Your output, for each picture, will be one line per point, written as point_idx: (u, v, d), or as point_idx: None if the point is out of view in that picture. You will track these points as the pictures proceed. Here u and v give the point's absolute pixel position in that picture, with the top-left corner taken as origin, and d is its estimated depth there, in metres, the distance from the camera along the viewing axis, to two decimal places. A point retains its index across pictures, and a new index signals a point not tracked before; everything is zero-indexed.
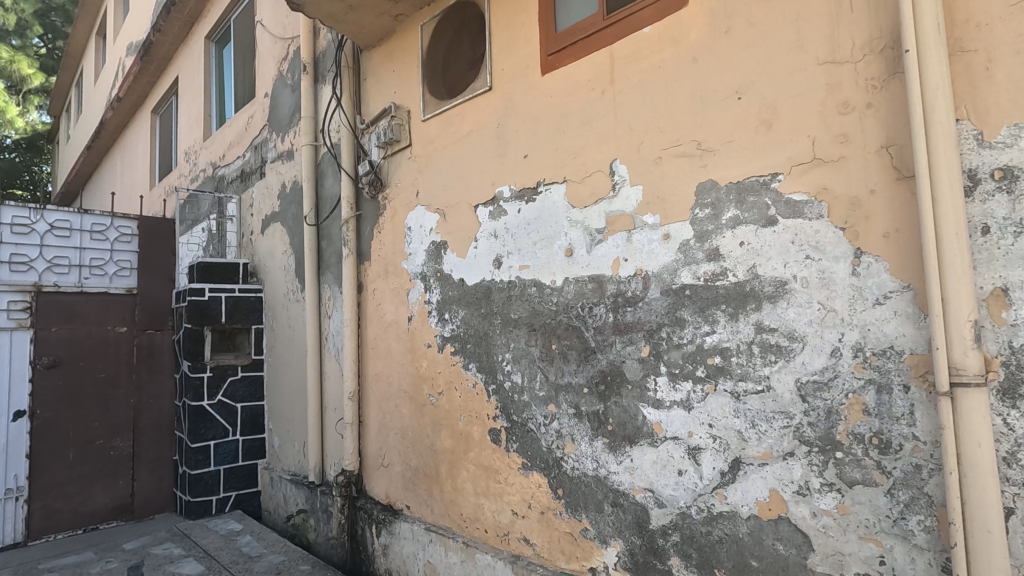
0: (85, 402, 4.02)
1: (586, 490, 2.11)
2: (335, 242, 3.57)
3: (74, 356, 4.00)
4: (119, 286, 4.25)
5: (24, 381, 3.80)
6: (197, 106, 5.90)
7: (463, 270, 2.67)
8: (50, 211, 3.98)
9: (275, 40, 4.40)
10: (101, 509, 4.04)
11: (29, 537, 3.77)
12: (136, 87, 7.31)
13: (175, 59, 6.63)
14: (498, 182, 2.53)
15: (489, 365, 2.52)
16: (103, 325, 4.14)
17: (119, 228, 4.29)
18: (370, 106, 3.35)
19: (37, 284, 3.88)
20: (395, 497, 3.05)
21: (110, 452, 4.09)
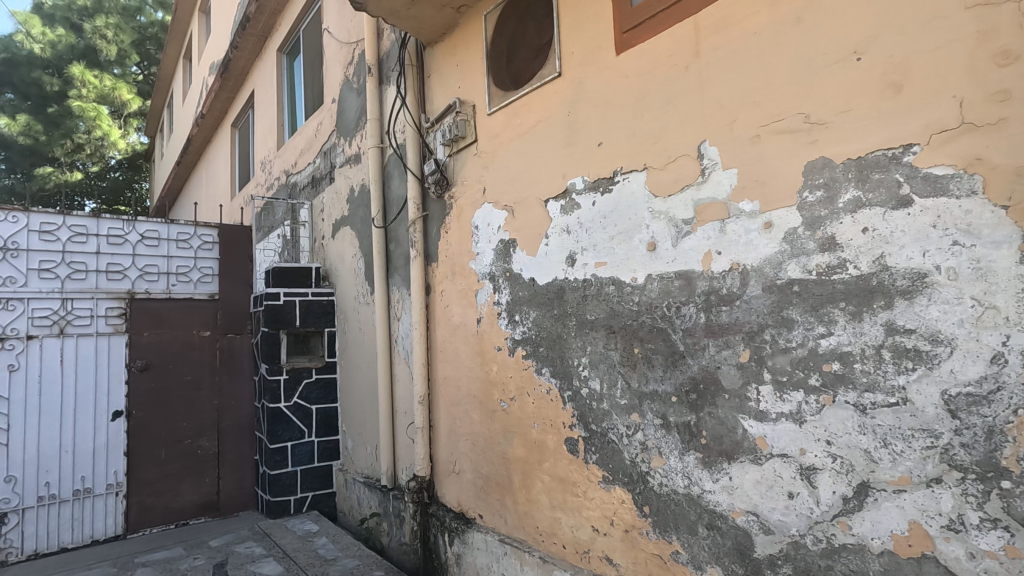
0: (174, 403, 4.22)
1: (678, 509, 1.90)
2: (402, 244, 3.53)
3: (163, 359, 4.21)
4: (203, 291, 4.43)
5: (121, 383, 4.04)
6: (271, 117, 6.09)
7: (534, 269, 2.53)
8: (141, 222, 4.20)
9: (341, 46, 4.44)
10: (190, 506, 4.22)
11: (127, 530, 3.99)
12: (218, 103, 7.69)
13: (250, 74, 6.90)
14: (570, 173, 2.35)
15: (564, 371, 2.35)
16: (189, 329, 4.33)
17: (202, 236, 4.47)
18: (434, 105, 3.27)
19: (130, 291, 4.11)
20: (467, 506, 2.95)
21: (197, 452, 4.28)
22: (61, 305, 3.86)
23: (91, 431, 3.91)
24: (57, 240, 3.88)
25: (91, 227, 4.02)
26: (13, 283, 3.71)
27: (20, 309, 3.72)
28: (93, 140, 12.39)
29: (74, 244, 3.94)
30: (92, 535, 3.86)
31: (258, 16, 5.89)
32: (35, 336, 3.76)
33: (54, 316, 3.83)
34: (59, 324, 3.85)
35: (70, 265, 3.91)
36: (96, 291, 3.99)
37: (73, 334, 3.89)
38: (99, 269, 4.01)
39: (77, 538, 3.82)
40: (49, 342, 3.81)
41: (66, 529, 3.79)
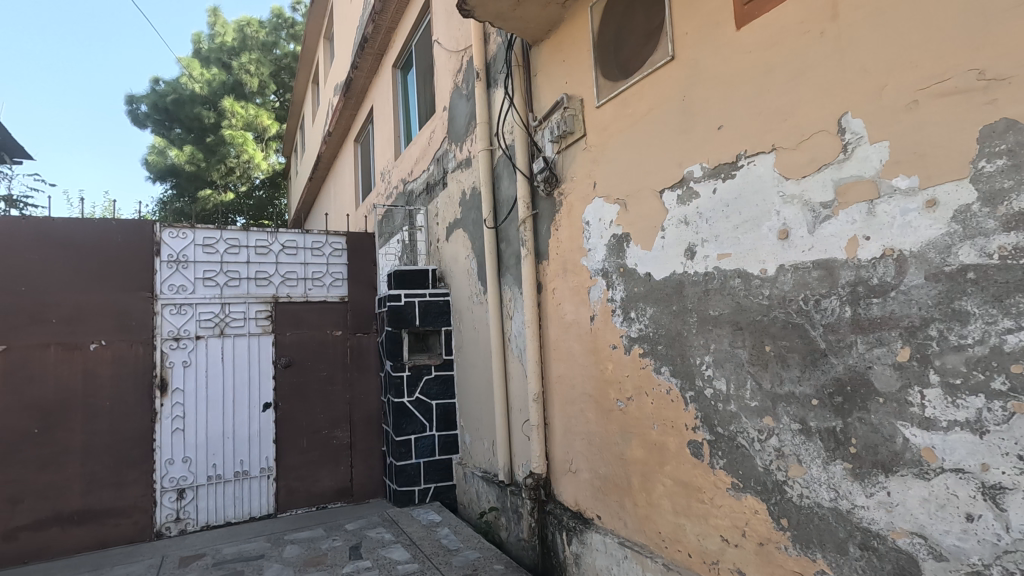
0: (313, 397, 4.65)
1: (823, 525, 1.71)
2: (513, 243, 3.57)
3: (303, 356, 4.64)
4: (335, 294, 4.83)
5: (269, 378, 4.52)
6: (389, 129, 6.48)
7: (650, 264, 2.42)
8: (282, 233, 4.68)
9: (450, 55, 4.60)
10: (328, 491, 4.62)
11: (277, 509, 4.46)
12: (342, 120, 8.34)
13: (369, 91, 7.40)
14: (687, 160, 2.22)
15: (685, 370, 2.23)
16: (323, 329, 4.74)
17: (333, 244, 4.87)
18: (542, 103, 3.26)
19: (275, 295, 4.59)
20: (585, 505, 2.91)
21: (333, 441, 4.67)
22: (221, 309, 4.41)
23: (247, 420, 4.41)
24: (216, 252, 4.43)
25: (242, 240, 4.54)
26: (184, 290, 4.30)
27: (190, 313, 4.30)
28: (242, 163, 14.07)
29: (230, 255, 4.47)
30: (250, 511, 4.37)
31: (375, 36, 6.29)
32: (202, 336, 4.33)
33: (215, 319, 4.39)
34: (220, 326, 4.40)
35: (227, 273, 4.45)
36: (248, 296, 4.50)
37: (231, 335, 4.42)
38: (249, 276, 4.53)
39: (239, 514, 4.34)
40: (213, 341, 4.36)
41: (230, 506, 4.32)
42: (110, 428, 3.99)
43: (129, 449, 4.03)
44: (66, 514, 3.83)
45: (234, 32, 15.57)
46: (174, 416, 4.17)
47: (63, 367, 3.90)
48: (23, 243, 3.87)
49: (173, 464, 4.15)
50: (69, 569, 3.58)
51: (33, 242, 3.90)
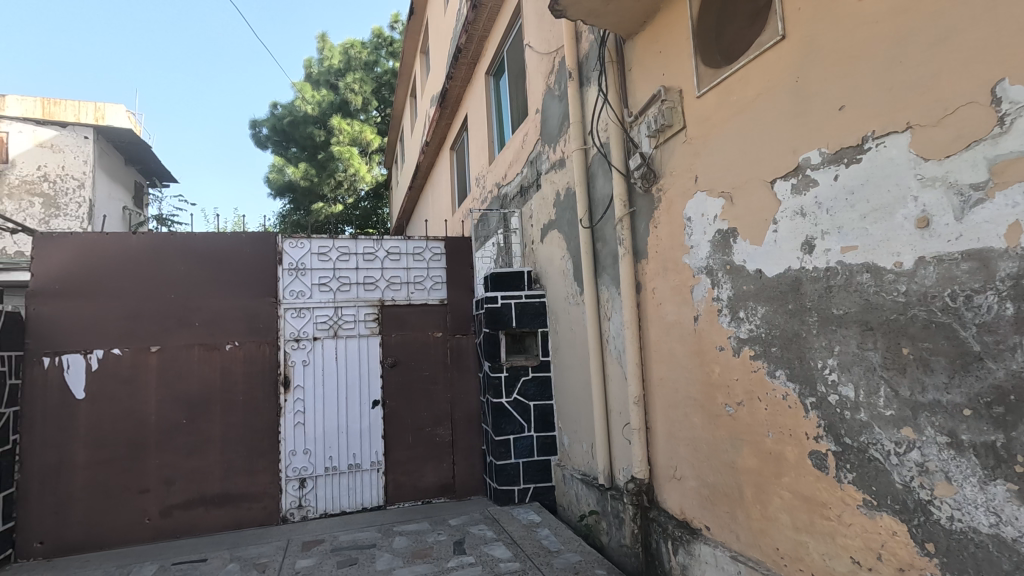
0: (417, 395, 4.86)
1: (981, 554, 1.49)
2: (610, 242, 3.50)
3: (407, 357, 4.87)
4: (435, 297, 5.02)
5: (377, 376, 4.78)
6: (483, 135, 6.63)
7: (761, 260, 2.26)
8: (386, 240, 4.95)
9: (542, 57, 4.61)
10: (432, 486, 4.80)
11: (386, 501, 4.71)
12: (438, 130, 8.66)
13: (463, 99, 7.62)
14: (802, 146, 2.05)
15: (804, 374, 2.05)
16: (425, 331, 4.94)
17: (432, 248, 5.07)
18: (637, 98, 3.17)
19: (381, 299, 4.86)
20: (692, 514, 2.77)
21: (436, 438, 4.85)
22: (334, 312, 4.74)
23: (358, 416, 4.70)
24: (329, 259, 4.78)
25: (352, 247, 4.86)
26: (303, 295, 4.67)
27: (308, 316, 4.67)
28: (349, 176, 15.05)
29: (341, 262, 4.80)
30: (362, 502, 4.65)
31: (468, 46, 6.47)
32: (318, 337, 4.68)
33: (329, 321, 4.72)
34: (334, 328, 4.73)
35: (339, 279, 4.78)
36: (357, 300, 4.80)
37: (343, 336, 4.74)
38: (358, 281, 4.83)
39: (352, 504, 4.63)
40: (327, 342, 4.70)
41: (345, 496, 4.62)
42: (243, 420, 4.43)
43: (259, 440, 4.45)
44: (209, 496, 4.30)
45: (339, 55, 16.71)
46: (296, 411, 4.55)
47: (205, 365, 4.39)
48: (172, 255, 4.41)
49: (296, 454, 4.52)
50: (212, 545, 4.02)
51: (180, 254, 4.43)
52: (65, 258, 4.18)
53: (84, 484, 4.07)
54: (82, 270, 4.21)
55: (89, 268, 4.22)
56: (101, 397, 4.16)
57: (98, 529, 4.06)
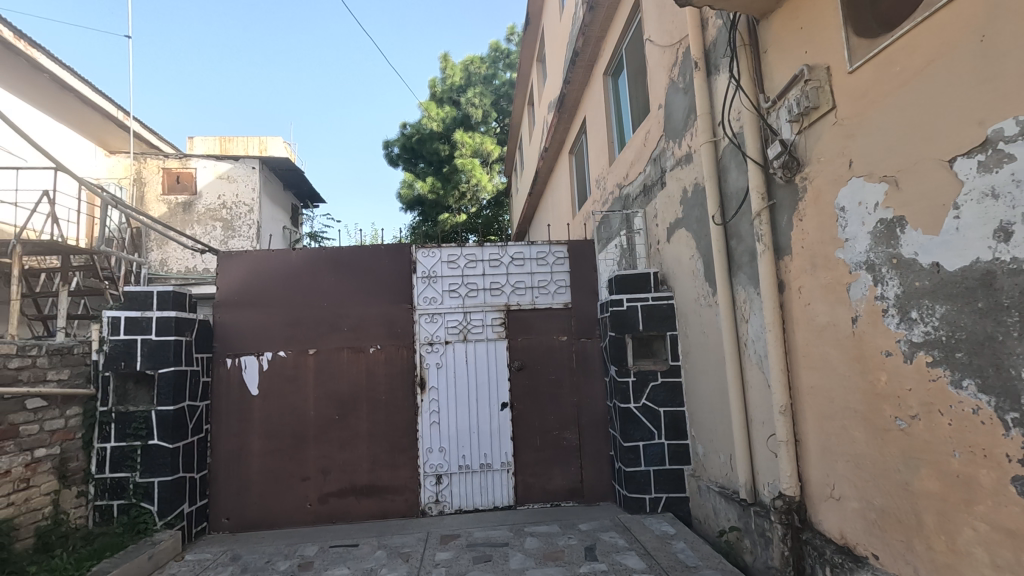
0: (543, 399, 4.91)
1: None
2: (746, 239, 3.26)
3: (533, 360, 4.95)
4: (559, 301, 5.04)
5: (505, 379, 4.91)
6: (602, 136, 6.54)
7: (938, 251, 1.96)
8: (510, 246, 5.07)
9: (664, 50, 4.43)
10: (561, 489, 4.82)
11: (517, 502, 4.80)
12: (556, 135, 8.73)
13: (581, 102, 7.59)
14: (991, 117, 1.75)
15: (1002, 385, 1.74)
16: (550, 335, 4.98)
17: (555, 253, 5.10)
18: (774, 81, 2.92)
19: (507, 304, 4.99)
20: (855, 540, 2.47)
21: (563, 442, 4.87)
22: (464, 317, 4.95)
23: (488, 417, 4.86)
24: (458, 266, 5.01)
25: (479, 254, 5.05)
26: (435, 301, 4.95)
27: (440, 321, 4.94)
28: (471, 187, 15.70)
29: (469, 268, 5.01)
30: (494, 501, 4.79)
31: (585, 48, 6.44)
32: (450, 341, 4.92)
33: (460, 326, 4.95)
34: (464, 332, 4.94)
35: (468, 285, 4.99)
36: (485, 305, 4.98)
37: (472, 340, 4.94)
38: (485, 287, 5.00)
39: (484, 502, 4.79)
40: (458, 345, 4.92)
41: (477, 494, 4.80)
42: (386, 418, 4.79)
43: (400, 437, 4.78)
44: (358, 486, 4.71)
45: (460, 71, 17.44)
46: (431, 411, 4.82)
47: (352, 367, 4.82)
48: (324, 267, 4.91)
49: (432, 452, 4.79)
50: (362, 532, 4.39)
51: (330, 266, 4.92)
52: (241, 273, 4.84)
53: (259, 469, 4.66)
54: (254, 283, 4.85)
55: (259, 281, 4.85)
56: (270, 394, 4.74)
57: (270, 510, 4.62)
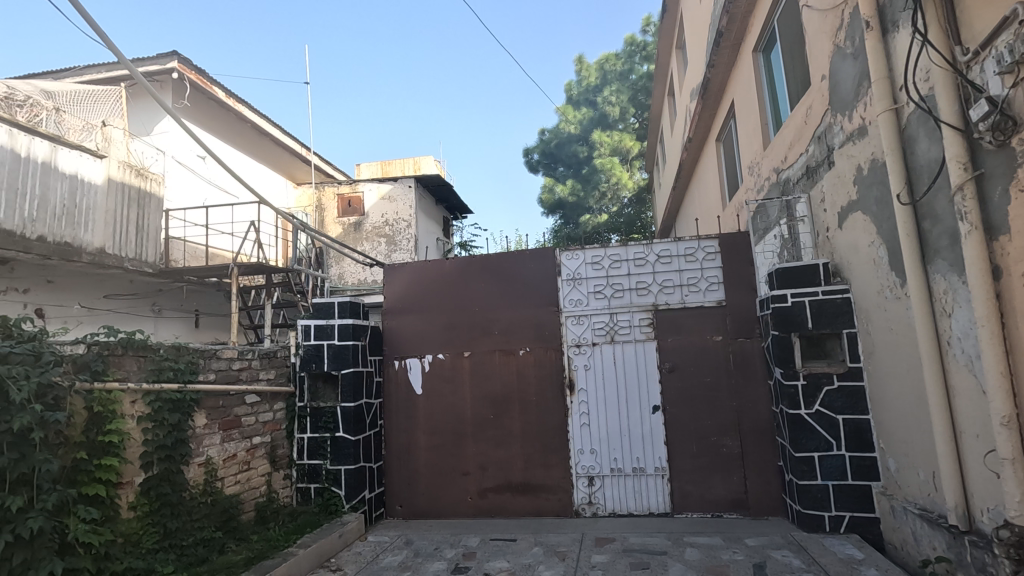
0: (699, 402, 4.66)
1: None
2: (945, 219, 2.77)
3: (686, 362, 4.73)
4: (712, 299, 4.74)
5: (656, 381, 4.76)
6: (754, 118, 6.00)
7: None
8: (656, 244, 4.89)
9: (827, 15, 3.94)
10: (722, 500, 4.53)
11: (674, 510, 4.60)
12: (702, 123, 8.22)
13: (728, 84, 7.05)
14: None
15: None
16: (703, 335, 4.72)
17: (706, 248, 4.80)
18: (975, 28, 2.46)
19: (655, 303, 4.83)
20: None
21: (723, 449, 4.57)
22: (610, 318, 4.90)
23: (640, 420, 4.74)
24: (603, 267, 4.97)
25: (623, 254, 4.95)
26: (581, 303, 4.96)
27: (586, 323, 4.94)
28: (612, 186, 15.35)
29: (613, 269, 4.94)
30: (649, 507, 4.64)
31: (731, 27, 5.99)
32: (597, 343, 4.90)
33: (606, 327, 4.90)
34: (610, 333, 4.89)
35: (613, 286, 4.93)
36: (631, 305, 4.87)
37: (620, 341, 4.86)
38: (631, 287, 4.89)
39: (639, 507, 4.67)
40: (605, 347, 4.88)
41: (631, 499, 4.69)
42: (537, 418, 4.91)
43: (551, 437, 4.87)
44: (514, 483, 4.89)
45: (596, 71, 17.36)
46: (581, 412, 4.84)
47: (504, 368, 5.02)
48: (474, 274, 5.19)
49: (583, 453, 4.80)
50: (520, 528, 4.56)
51: (480, 273, 5.18)
52: (404, 283, 5.32)
53: (424, 463, 5.07)
54: (415, 292, 5.30)
55: (418, 289, 5.28)
56: (432, 394, 5.13)
57: (436, 501, 5.00)
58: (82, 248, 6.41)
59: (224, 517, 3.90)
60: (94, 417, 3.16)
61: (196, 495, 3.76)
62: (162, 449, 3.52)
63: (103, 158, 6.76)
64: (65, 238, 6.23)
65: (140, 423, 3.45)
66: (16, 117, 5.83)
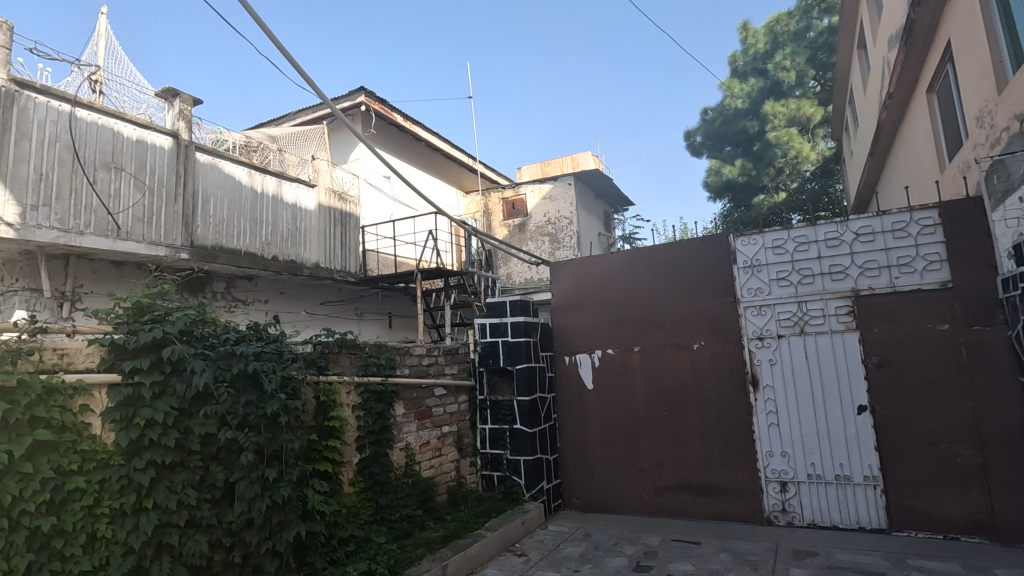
0: (919, 403, 3.97)
1: None
2: None
3: (900, 355, 4.06)
4: (933, 280, 4.00)
5: (861, 378, 4.16)
6: (982, 57, 4.91)
7: None
8: (854, 220, 4.27)
9: None
10: (958, 519, 3.80)
11: (891, 527, 3.98)
12: (906, 75, 6.97)
13: (942, 22, 5.86)
14: None
15: None
16: (922, 324, 4.02)
17: (921, 220, 4.06)
18: None
19: (855, 289, 4.22)
20: None
21: (955, 460, 3.84)
22: (798, 307, 4.42)
23: (841, 422, 4.19)
24: (786, 251, 4.50)
25: (811, 235, 4.42)
26: (762, 292, 4.55)
27: (769, 313, 4.51)
28: (790, 159, 13.65)
29: (800, 253, 4.44)
30: (859, 521, 4.07)
31: None
32: (784, 335, 4.45)
33: (794, 317, 4.43)
34: (800, 324, 4.41)
35: (800, 272, 4.43)
36: (824, 292, 4.33)
37: (811, 333, 4.36)
38: (823, 272, 4.35)
39: (846, 520, 4.12)
40: (794, 340, 4.41)
41: (835, 510, 4.17)
42: (717, 416, 4.61)
43: (734, 438, 4.54)
44: (694, 484, 4.66)
45: (765, 36, 15.62)
46: (768, 411, 4.44)
47: (678, 364, 4.81)
48: (641, 267, 5.06)
49: (773, 456, 4.39)
50: (704, 531, 4.33)
51: (647, 266, 5.03)
52: (569, 280, 5.39)
53: (600, 458, 5.08)
54: (581, 288, 5.34)
55: (585, 286, 5.31)
56: (604, 389, 5.12)
57: (613, 496, 4.98)
58: (303, 263, 7.66)
59: (422, 498, 4.35)
60: (321, 405, 3.74)
61: (400, 476, 4.26)
62: (371, 434, 4.04)
63: (314, 187, 8.03)
64: (291, 256, 7.50)
65: (354, 411, 4.00)
66: (253, 161, 7.20)
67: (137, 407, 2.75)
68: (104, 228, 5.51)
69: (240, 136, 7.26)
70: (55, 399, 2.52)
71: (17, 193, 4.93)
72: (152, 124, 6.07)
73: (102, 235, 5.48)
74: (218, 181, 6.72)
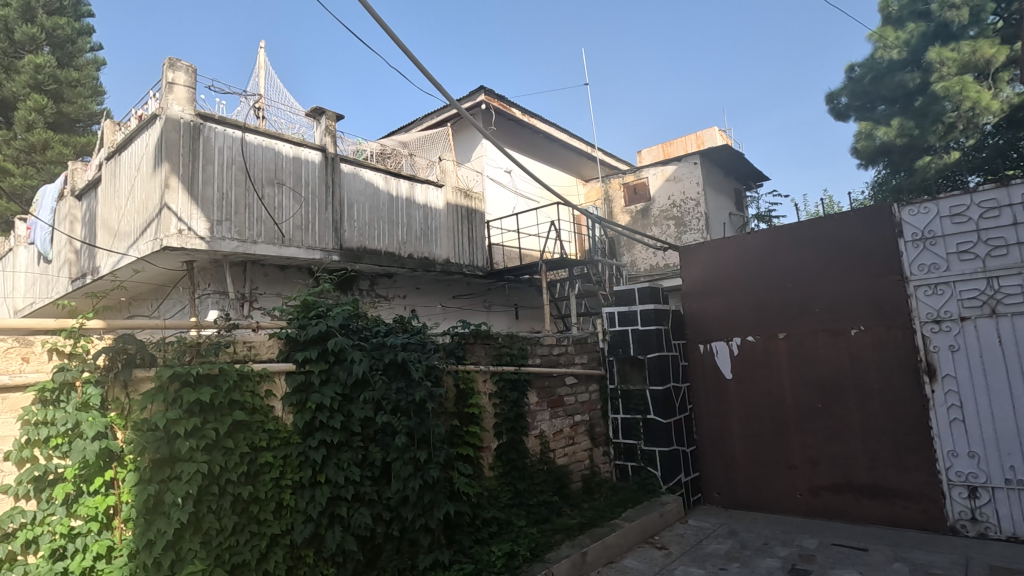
0: None
1: None
2: None
3: None
4: None
5: None
6: None
7: None
8: None
9: None
10: None
11: None
12: None
13: None
14: None
15: None
16: None
17: None
18: None
19: None
20: None
21: None
22: (987, 284, 3.78)
23: None
24: (969, 219, 3.88)
25: (1002, 198, 3.77)
26: (937, 269, 3.96)
27: (948, 292, 3.91)
28: (963, 112, 10.51)
29: (987, 220, 3.82)
30: None
31: None
32: (968, 317, 3.84)
33: (982, 296, 3.80)
34: (989, 304, 3.77)
35: (988, 242, 3.79)
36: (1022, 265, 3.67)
37: (1006, 313, 3.72)
38: (1021, 241, 3.68)
39: None
40: (983, 322, 3.79)
41: None
42: (884, 410, 4.11)
43: (906, 434, 4.01)
44: (858, 485, 4.20)
45: None
46: (950, 405, 3.86)
47: (833, 351, 4.36)
48: (785, 246, 4.64)
49: (958, 457, 3.82)
50: (872, 537, 3.90)
51: (791, 244, 4.61)
52: (702, 264, 5.10)
53: (743, 452, 4.76)
54: (715, 272, 5.02)
55: (719, 269, 4.99)
56: (744, 378, 4.79)
57: (760, 494, 4.65)
58: (435, 260, 8.10)
59: (558, 485, 4.42)
60: (461, 393, 3.94)
61: (535, 463, 4.36)
62: (507, 421, 4.20)
63: (442, 187, 8.47)
64: (424, 254, 7.98)
65: (491, 399, 4.16)
66: (387, 167, 7.75)
67: (308, 393, 3.11)
68: (271, 236, 6.28)
69: (376, 145, 7.84)
70: (247, 385, 2.92)
71: (206, 211, 5.81)
72: (304, 142, 6.80)
73: (270, 243, 6.25)
74: (360, 189, 7.33)
